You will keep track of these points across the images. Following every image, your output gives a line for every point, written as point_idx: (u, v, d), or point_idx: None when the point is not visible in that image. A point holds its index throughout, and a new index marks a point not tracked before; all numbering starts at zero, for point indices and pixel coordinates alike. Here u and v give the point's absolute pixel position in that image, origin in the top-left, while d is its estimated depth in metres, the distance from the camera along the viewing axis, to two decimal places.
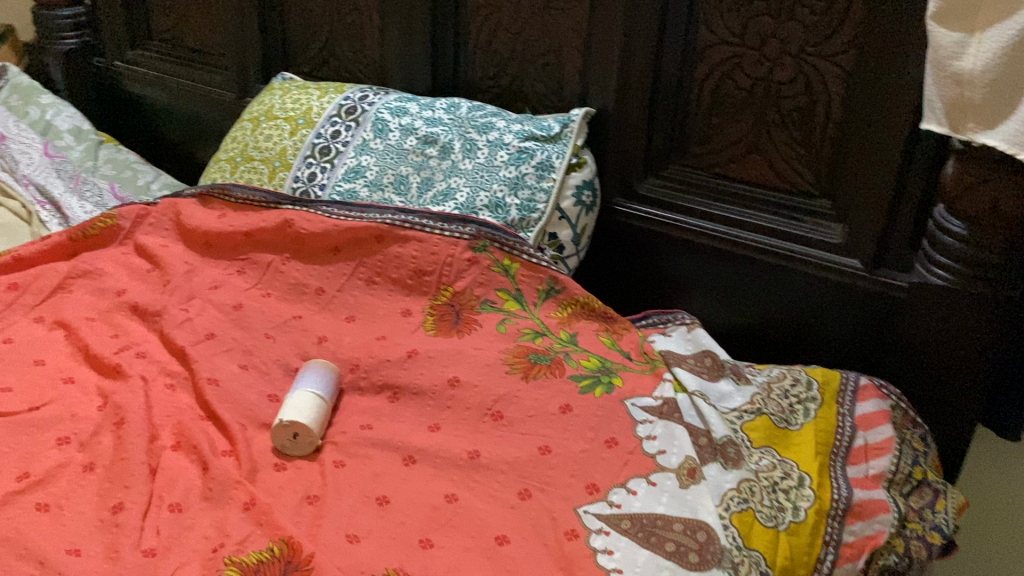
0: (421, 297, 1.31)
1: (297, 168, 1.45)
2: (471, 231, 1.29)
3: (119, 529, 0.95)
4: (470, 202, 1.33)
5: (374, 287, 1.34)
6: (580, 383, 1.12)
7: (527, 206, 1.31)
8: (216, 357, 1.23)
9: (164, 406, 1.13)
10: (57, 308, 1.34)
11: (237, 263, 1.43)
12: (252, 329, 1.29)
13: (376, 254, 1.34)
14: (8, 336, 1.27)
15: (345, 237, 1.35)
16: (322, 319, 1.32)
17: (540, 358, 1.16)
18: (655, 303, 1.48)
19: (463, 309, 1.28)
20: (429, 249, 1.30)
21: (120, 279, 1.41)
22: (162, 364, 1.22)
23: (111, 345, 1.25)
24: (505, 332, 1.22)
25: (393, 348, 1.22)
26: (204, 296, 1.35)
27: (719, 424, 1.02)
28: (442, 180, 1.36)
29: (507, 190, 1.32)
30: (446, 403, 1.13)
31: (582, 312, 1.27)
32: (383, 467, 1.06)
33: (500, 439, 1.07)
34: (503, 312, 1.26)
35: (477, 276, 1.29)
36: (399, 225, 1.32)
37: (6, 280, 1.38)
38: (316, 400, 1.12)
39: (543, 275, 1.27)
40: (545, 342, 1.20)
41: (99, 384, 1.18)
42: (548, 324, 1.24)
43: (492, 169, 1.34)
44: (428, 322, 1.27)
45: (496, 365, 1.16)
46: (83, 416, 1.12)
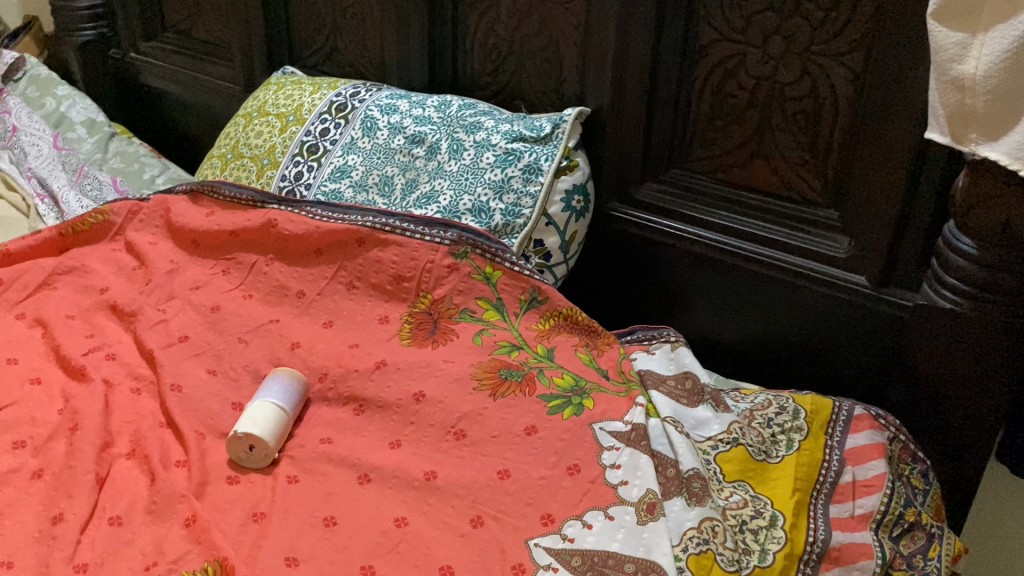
0: (400, 303, 1.26)
1: (285, 167, 1.42)
2: (452, 236, 1.24)
3: (55, 542, 0.92)
4: (453, 205, 1.27)
5: (354, 292, 1.29)
6: (548, 403, 1.05)
7: (511, 211, 1.25)
8: (186, 362, 1.20)
9: (125, 411, 1.11)
10: (39, 306, 1.33)
11: (222, 263, 1.39)
12: (227, 333, 1.25)
13: (356, 258, 1.29)
14: None
15: (326, 239, 1.31)
16: (299, 324, 1.27)
17: (512, 375, 1.10)
18: (654, 313, 1.40)
19: (440, 317, 1.22)
20: (409, 254, 1.25)
21: (104, 277, 1.39)
22: (131, 367, 1.19)
23: (85, 346, 1.23)
24: (481, 344, 1.17)
25: (364, 358, 1.17)
26: (185, 297, 1.32)
27: (688, 454, 0.95)
28: (426, 182, 1.31)
29: (492, 194, 1.26)
30: (410, 419, 1.08)
31: (564, 324, 1.20)
32: (336, 485, 1.01)
33: (461, 461, 1.01)
34: (481, 323, 1.20)
35: (457, 283, 1.23)
36: (379, 228, 1.28)
37: None
38: (275, 411, 1.07)
39: (525, 285, 1.21)
40: (520, 356, 1.14)
41: (65, 386, 1.16)
42: (526, 336, 1.18)
43: (478, 171, 1.28)
44: (404, 331, 1.22)
45: (465, 380, 1.10)
46: (42, 419, 1.09)
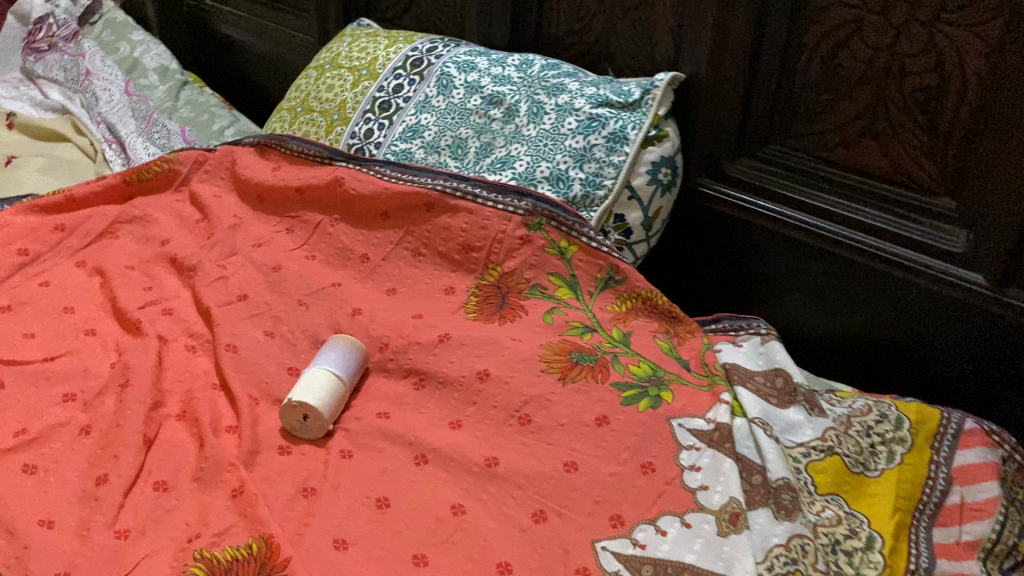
0: (468, 274, 1.18)
1: (355, 123, 1.35)
2: (526, 206, 1.16)
3: (97, 504, 0.88)
4: (529, 172, 1.19)
5: (421, 259, 1.22)
6: (623, 393, 0.97)
7: (592, 182, 1.16)
8: (242, 321, 1.14)
9: (177, 370, 1.06)
10: (100, 255, 1.30)
11: (286, 220, 1.33)
12: (286, 294, 1.19)
13: (425, 223, 1.22)
14: (45, 280, 1.23)
15: (394, 202, 1.24)
16: (361, 289, 1.21)
17: (584, 359, 1.02)
18: (740, 299, 1.31)
19: (509, 292, 1.15)
20: (480, 222, 1.18)
21: (167, 228, 1.35)
22: (187, 324, 1.15)
23: (142, 298, 1.19)
24: (551, 323, 1.09)
25: (427, 330, 1.10)
26: (246, 253, 1.27)
27: (778, 462, 0.86)
28: (502, 146, 1.23)
29: (572, 162, 1.17)
30: (472, 399, 1.01)
31: (641, 307, 1.12)
32: (391, 464, 0.95)
33: (525, 448, 0.94)
34: (553, 300, 1.13)
35: (529, 257, 1.15)
36: (449, 193, 1.20)
37: (54, 220, 1.33)
38: (331, 380, 1.02)
39: (602, 262, 1.13)
40: (593, 339, 1.06)
41: (119, 340, 1.12)
42: (600, 318, 1.10)
43: (558, 137, 1.19)
44: (471, 303, 1.15)
45: (533, 361, 1.03)
46: (94, 372, 1.06)
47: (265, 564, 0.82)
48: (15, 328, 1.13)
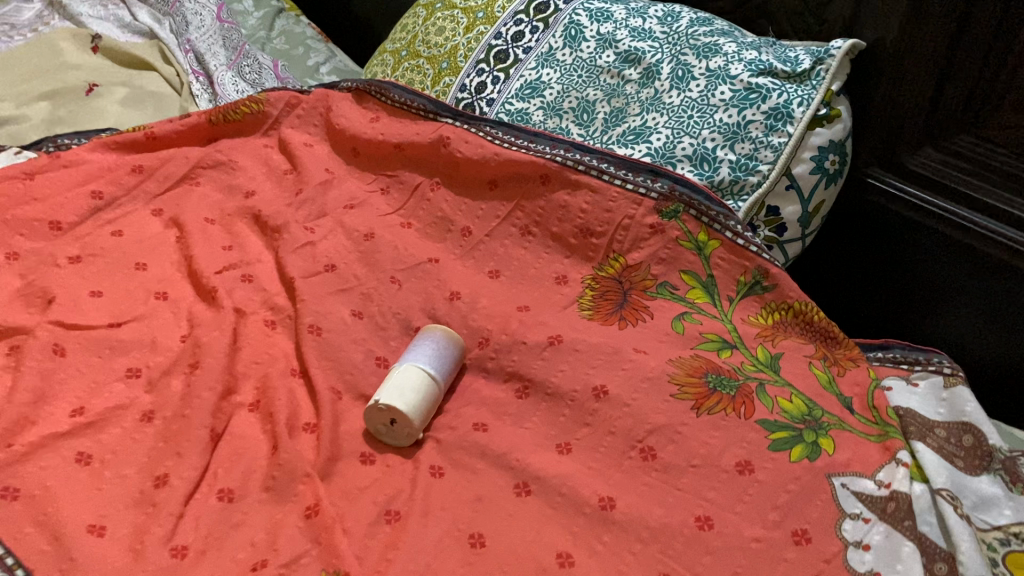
0: (584, 262, 1.03)
1: (466, 75, 1.20)
2: (661, 188, 0.99)
3: (155, 511, 0.77)
4: (668, 149, 1.02)
5: (530, 239, 1.06)
6: (771, 434, 0.81)
7: (744, 166, 0.98)
8: (328, 297, 1.01)
9: (253, 350, 0.94)
10: (179, 203, 1.18)
11: (382, 179, 1.19)
12: (378, 268, 1.06)
13: (539, 199, 1.06)
14: (119, 230, 1.13)
15: (505, 170, 1.09)
16: (461, 269, 1.06)
17: (722, 385, 0.86)
18: (896, 310, 1.11)
19: (633, 289, 0.99)
20: (604, 204, 1.01)
21: (252, 178, 1.22)
22: (267, 294, 1.02)
23: (219, 259, 1.07)
24: (682, 333, 0.93)
25: (534, 329, 0.95)
26: (337, 215, 1.14)
27: (974, 556, 0.69)
28: (636, 114, 1.06)
29: (721, 140, 0.99)
30: (586, 420, 0.86)
31: (792, 321, 0.95)
32: (488, 490, 0.81)
33: (648, 491, 0.79)
34: (685, 303, 0.96)
35: (659, 249, 0.99)
36: (570, 166, 1.04)
37: (133, 160, 1.22)
38: (425, 380, 0.88)
39: (748, 264, 0.96)
40: (734, 358, 0.89)
41: (192, 307, 1.00)
42: (743, 333, 0.93)
43: (707, 108, 1.00)
44: (585, 299, 0.99)
45: (661, 382, 0.86)
46: (163, 345, 0.94)
47: None
48: (83, 284, 1.03)
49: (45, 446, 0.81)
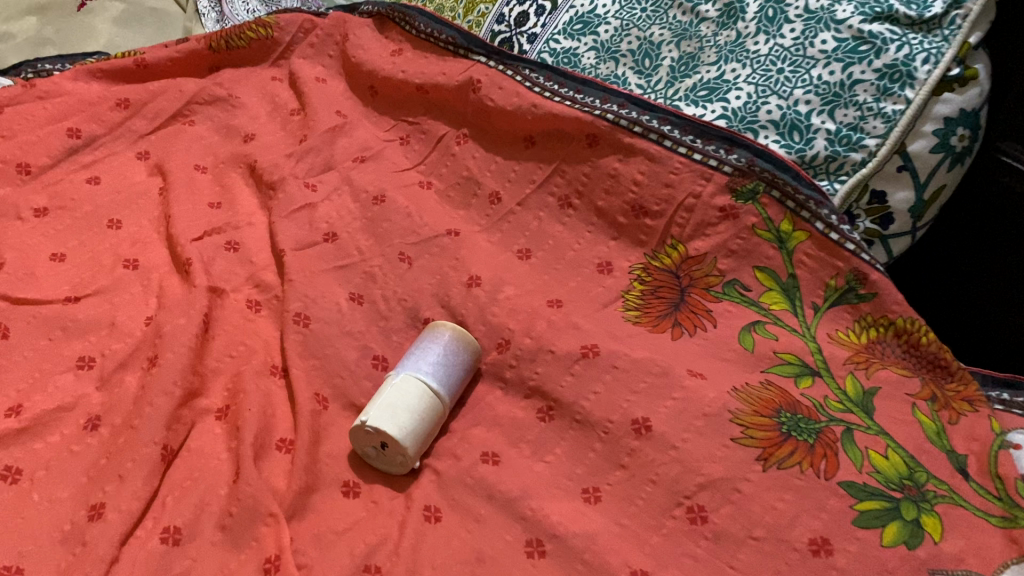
0: (634, 247, 0.84)
1: (505, 2, 1.00)
2: (737, 161, 0.79)
3: (83, 552, 0.63)
4: (749, 111, 0.80)
5: (569, 213, 0.88)
6: (859, 503, 0.63)
7: (845, 138, 0.76)
8: (323, 275, 0.85)
9: (228, 340, 0.78)
10: (167, 146, 1.02)
11: (402, 127, 1.01)
12: (386, 240, 0.88)
13: (584, 163, 0.87)
14: (95, 175, 0.97)
15: (544, 125, 0.89)
16: (484, 245, 0.88)
17: (799, 429, 0.68)
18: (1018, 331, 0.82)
19: (693, 286, 0.80)
20: (664, 176, 0.82)
21: (253, 118, 1.05)
22: (253, 268, 0.86)
23: (203, 219, 0.91)
24: (752, 349, 0.74)
25: (565, 335, 0.77)
26: (345, 170, 0.96)
27: None
28: (710, 63, 0.85)
29: (818, 103, 0.78)
30: (621, 460, 0.69)
31: (893, 342, 0.75)
32: (492, 548, 0.65)
33: (693, 567, 0.62)
34: (757, 310, 0.77)
35: (729, 239, 0.79)
36: (624, 127, 0.84)
37: (119, 91, 1.05)
38: (426, 398, 0.71)
39: (841, 265, 0.76)
40: (817, 391, 0.71)
41: (165, 280, 0.85)
42: (830, 356, 0.73)
43: (802, 61, 0.79)
44: (633, 295, 0.81)
45: (720, 421, 0.68)
46: (123, 329, 0.80)
47: None
48: (44, 243, 0.88)
49: None
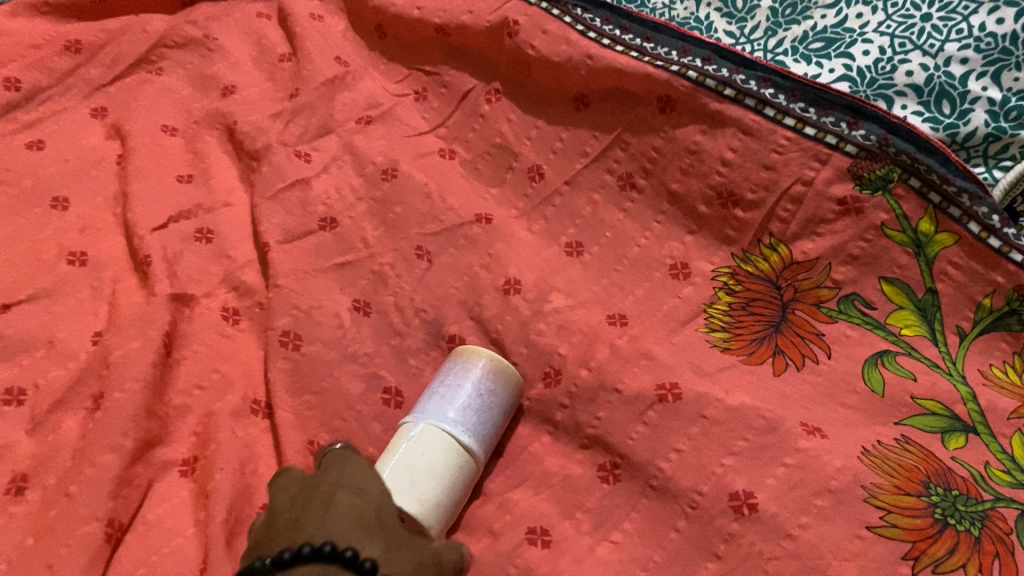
0: (719, 245, 0.65)
1: None
2: (866, 139, 0.60)
3: None
4: (882, 71, 0.61)
5: (632, 197, 0.69)
6: None
7: (1015, 111, 0.57)
8: (320, 276, 0.67)
9: (197, 367, 0.61)
10: (129, 100, 0.82)
11: (418, 79, 0.82)
12: (399, 229, 0.70)
13: (654, 134, 0.68)
14: (38, 139, 0.78)
15: (601, 82, 0.70)
16: (523, 236, 0.69)
17: (958, 514, 0.50)
18: None
19: (798, 300, 0.62)
20: (763, 155, 0.63)
21: (234, 65, 0.85)
22: (231, 265, 0.68)
23: (170, 198, 0.73)
24: (882, 391, 0.57)
25: (634, 368, 0.59)
26: (347, 135, 0.77)
27: None
28: (827, 5, 0.65)
29: (978, 63, 0.58)
30: (715, 549, 0.51)
31: None
32: None
33: None
34: (885, 335, 0.59)
35: (849, 241, 0.61)
36: (710, 88, 0.65)
37: (69, 31, 0.86)
38: (454, 457, 0.53)
39: (1001, 281, 0.57)
40: (974, 455, 0.54)
41: (120, 282, 0.67)
42: (989, 404, 0.55)
43: (958, 4, 0.60)
44: (718, 309, 0.63)
45: (850, 501, 0.51)
46: (64, 350, 0.62)
47: None
48: None
49: None
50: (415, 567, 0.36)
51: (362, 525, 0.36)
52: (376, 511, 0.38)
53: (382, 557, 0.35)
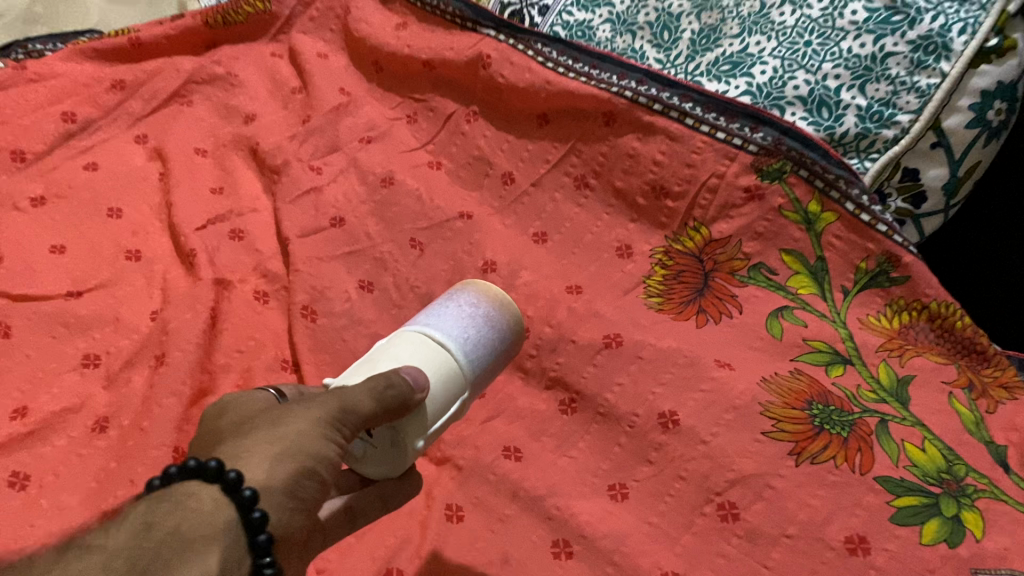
0: (655, 230, 0.81)
1: None
2: (764, 140, 0.76)
3: None
4: (776, 86, 0.77)
5: (586, 194, 0.84)
6: (896, 499, 0.61)
7: (877, 114, 0.73)
8: (332, 263, 0.82)
9: (236, 335, 0.76)
10: (166, 128, 0.98)
11: (409, 104, 0.98)
12: (396, 225, 0.85)
13: (601, 142, 0.84)
14: (92, 162, 0.93)
15: (557, 102, 0.86)
16: (498, 227, 0.85)
17: (832, 421, 0.65)
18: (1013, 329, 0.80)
19: (716, 270, 0.77)
20: (686, 156, 0.79)
21: (252, 97, 1.01)
22: (259, 256, 0.83)
23: (207, 206, 0.88)
24: (780, 336, 0.72)
25: (586, 324, 0.74)
26: (351, 151, 0.93)
27: None
28: (733, 35, 0.81)
29: (848, 77, 0.74)
30: (648, 456, 0.66)
31: (926, 327, 0.72)
32: (520, 551, 0.63)
33: (726, 567, 0.60)
34: (785, 294, 0.75)
35: (754, 221, 0.76)
36: (643, 103, 0.81)
37: (114, 73, 1.01)
38: (426, 348, 0.55)
39: (872, 248, 0.73)
40: (849, 379, 0.69)
41: (169, 272, 0.82)
42: (862, 342, 0.71)
43: (832, 33, 0.75)
44: (655, 280, 0.78)
45: (751, 414, 0.66)
46: (129, 324, 0.77)
47: None
48: (43, 235, 0.85)
49: None
50: (269, 429, 0.45)
51: (220, 437, 0.46)
52: (235, 417, 0.47)
53: (237, 445, 0.44)
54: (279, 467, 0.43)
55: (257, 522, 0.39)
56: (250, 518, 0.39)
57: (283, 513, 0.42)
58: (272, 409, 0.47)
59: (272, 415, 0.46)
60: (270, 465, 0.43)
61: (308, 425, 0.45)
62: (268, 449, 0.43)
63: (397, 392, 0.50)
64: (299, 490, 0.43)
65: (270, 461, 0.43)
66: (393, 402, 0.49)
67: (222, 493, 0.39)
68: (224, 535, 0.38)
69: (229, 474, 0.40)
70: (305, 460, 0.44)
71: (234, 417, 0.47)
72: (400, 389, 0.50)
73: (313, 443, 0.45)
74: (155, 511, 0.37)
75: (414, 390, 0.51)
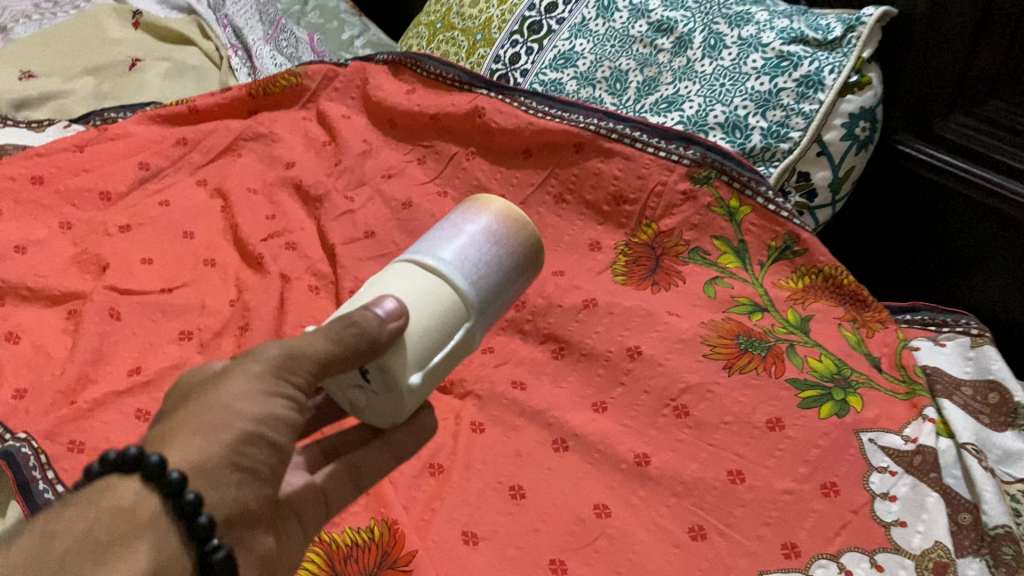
0: (617, 229, 1.05)
1: (500, 46, 1.26)
2: (694, 155, 1.01)
3: None
4: (700, 117, 1.04)
5: (564, 207, 1.09)
6: (800, 393, 0.84)
7: (775, 133, 1.00)
8: (369, 262, 1.05)
9: (299, 313, 0.97)
10: (222, 173, 1.21)
11: (419, 150, 1.23)
12: (416, 234, 1.08)
13: (573, 167, 1.09)
14: (166, 198, 1.16)
15: (538, 139, 1.11)
16: None
17: (754, 346, 0.89)
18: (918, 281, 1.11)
19: (665, 254, 1.01)
20: (638, 170, 1.04)
21: (291, 148, 1.25)
22: (310, 261, 1.06)
23: (264, 227, 1.11)
24: (714, 296, 0.95)
25: (570, 294, 0.98)
26: (376, 184, 1.17)
27: (996, 504, 0.73)
28: (668, 83, 1.09)
29: (753, 108, 1.01)
30: (620, 379, 0.88)
31: (823, 285, 0.97)
32: (528, 447, 0.84)
33: (682, 447, 0.81)
34: (717, 268, 0.99)
35: (691, 215, 1.01)
36: (604, 134, 1.07)
37: (177, 133, 1.25)
38: (413, 278, 0.63)
39: (778, 229, 0.98)
40: (766, 320, 0.92)
41: (240, 274, 1.04)
42: (774, 296, 0.95)
43: (738, 77, 1.03)
44: (620, 264, 1.02)
45: (693, 343, 0.89)
46: (213, 310, 0.99)
47: (387, 555, 0.74)
48: (134, 250, 1.06)
49: (106, 403, 0.86)
50: (205, 400, 0.53)
51: (166, 414, 0.54)
52: (185, 392, 0.56)
53: (179, 422, 0.52)
54: (216, 437, 0.51)
55: (187, 503, 0.47)
56: (182, 499, 0.47)
57: (225, 482, 0.51)
58: (217, 374, 0.56)
59: (213, 384, 0.54)
60: (205, 439, 0.51)
61: (249, 387, 0.54)
62: (206, 422, 0.52)
63: (356, 329, 0.56)
64: (242, 454, 0.52)
65: (206, 437, 0.51)
66: (354, 340, 0.56)
67: (146, 478, 0.47)
68: (148, 524, 0.46)
69: (151, 461, 0.47)
70: (245, 425, 0.52)
71: (183, 390, 0.55)
72: (363, 327, 0.56)
73: (249, 408, 0.53)
74: (73, 514, 0.45)
75: (377, 325, 0.57)
